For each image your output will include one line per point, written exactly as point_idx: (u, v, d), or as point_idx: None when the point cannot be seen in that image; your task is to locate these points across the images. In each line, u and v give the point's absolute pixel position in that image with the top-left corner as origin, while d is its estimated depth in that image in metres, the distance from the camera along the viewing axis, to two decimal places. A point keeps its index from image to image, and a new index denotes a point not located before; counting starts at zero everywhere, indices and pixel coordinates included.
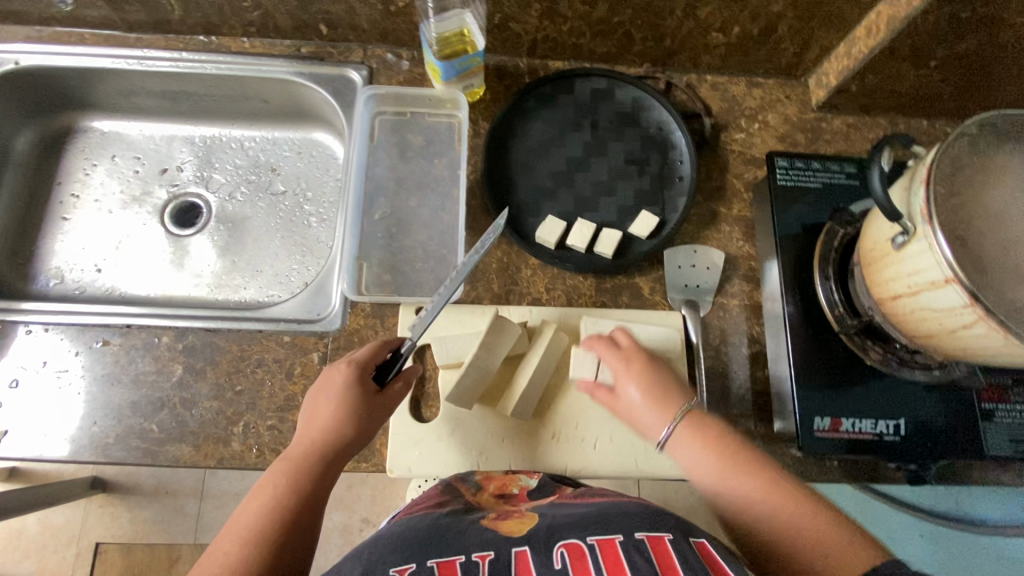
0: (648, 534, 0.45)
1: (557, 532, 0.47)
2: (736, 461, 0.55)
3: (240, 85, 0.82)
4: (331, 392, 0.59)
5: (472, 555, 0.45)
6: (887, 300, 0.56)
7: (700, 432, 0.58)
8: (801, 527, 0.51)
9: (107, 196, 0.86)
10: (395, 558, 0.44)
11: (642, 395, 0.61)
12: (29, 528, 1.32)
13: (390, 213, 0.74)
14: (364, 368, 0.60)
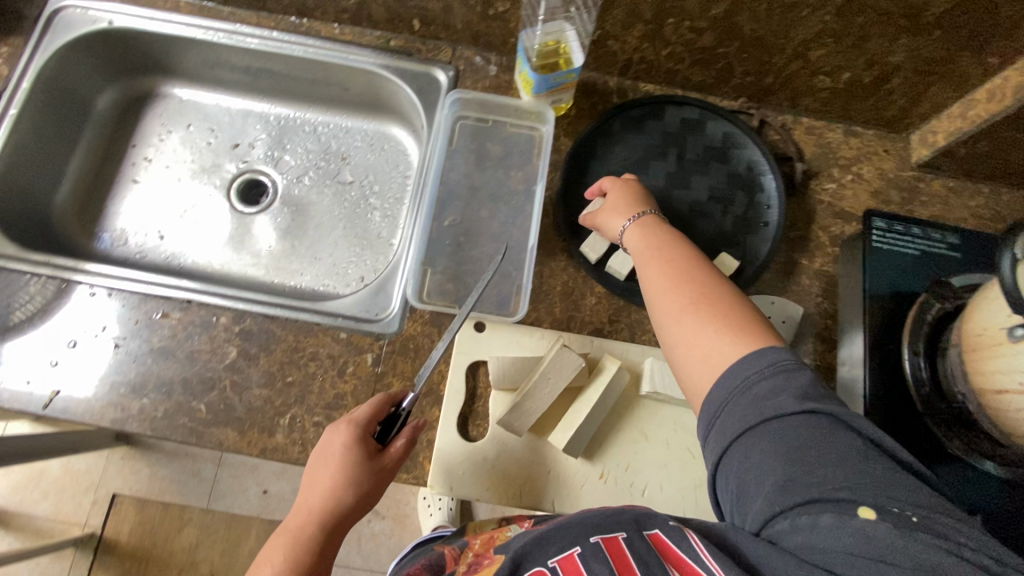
0: (603, 537, 0.45)
1: (520, 561, 0.47)
2: (691, 271, 0.56)
3: (323, 70, 0.81)
4: (328, 458, 0.57)
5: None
6: (988, 392, 0.52)
7: (663, 248, 0.59)
8: (728, 311, 0.52)
9: (178, 163, 0.86)
10: None
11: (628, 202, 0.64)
12: (51, 469, 1.35)
13: (460, 221, 0.72)
14: (366, 429, 0.58)
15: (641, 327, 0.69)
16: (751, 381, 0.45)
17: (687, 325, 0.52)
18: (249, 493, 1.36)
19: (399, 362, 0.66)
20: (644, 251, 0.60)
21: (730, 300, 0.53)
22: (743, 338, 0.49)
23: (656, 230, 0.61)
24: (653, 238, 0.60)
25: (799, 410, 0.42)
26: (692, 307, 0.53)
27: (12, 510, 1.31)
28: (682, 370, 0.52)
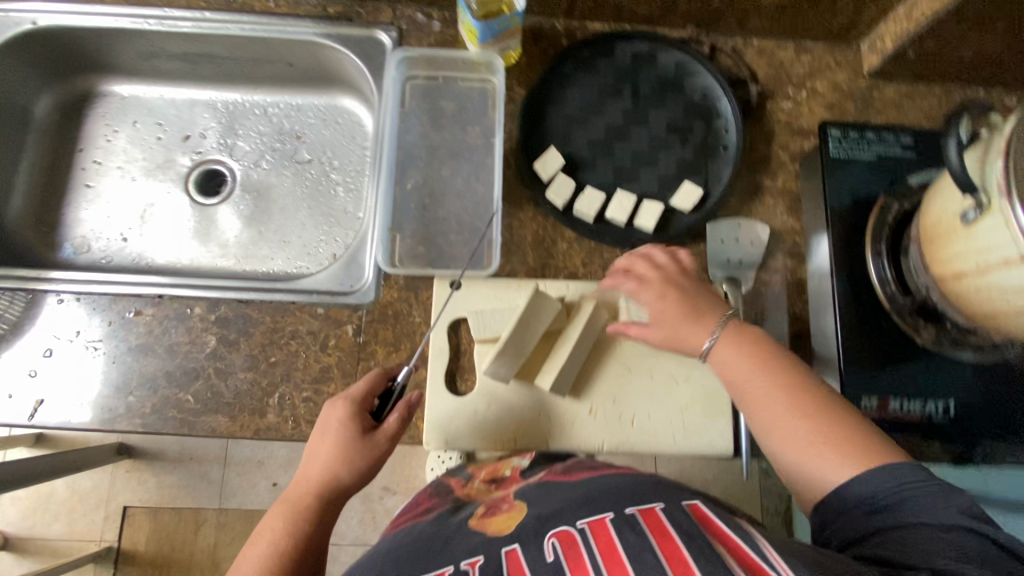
0: (639, 509, 0.45)
1: (547, 522, 0.47)
2: (805, 395, 0.52)
3: (263, 47, 0.79)
4: (327, 430, 0.58)
5: (461, 564, 0.44)
6: (948, 279, 0.54)
7: (748, 344, 0.56)
8: (839, 434, 0.49)
9: (130, 163, 0.84)
10: None
11: (686, 322, 0.58)
12: (58, 491, 1.35)
13: (423, 182, 0.71)
14: (363, 402, 0.59)
15: None
16: (876, 507, 0.45)
17: (806, 462, 0.49)
18: (259, 488, 1.37)
19: (380, 329, 0.66)
20: (727, 358, 0.56)
21: (836, 398, 0.52)
22: (858, 459, 0.47)
23: (733, 328, 0.57)
24: (730, 339, 0.57)
25: (953, 524, 0.41)
26: (796, 411, 0.51)
27: (26, 536, 1.32)
28: (797, 478, 0.50)
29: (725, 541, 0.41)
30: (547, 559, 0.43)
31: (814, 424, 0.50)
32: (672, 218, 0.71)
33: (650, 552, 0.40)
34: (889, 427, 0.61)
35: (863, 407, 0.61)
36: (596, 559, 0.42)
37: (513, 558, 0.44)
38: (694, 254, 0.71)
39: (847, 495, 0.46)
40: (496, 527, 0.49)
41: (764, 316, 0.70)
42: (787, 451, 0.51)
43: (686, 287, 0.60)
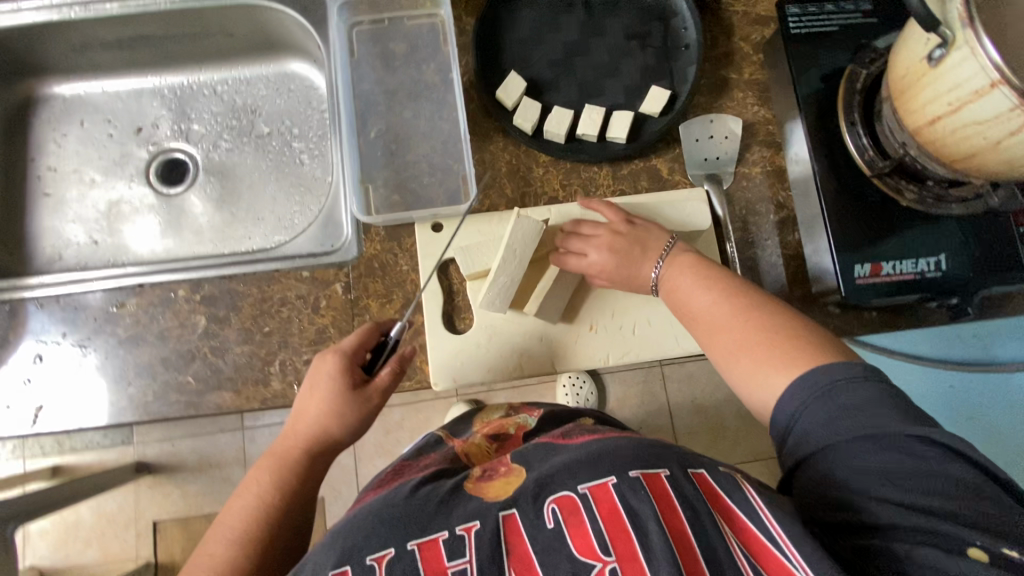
0: (643, 472, 0.45)
1: (546, 485, 0.46)
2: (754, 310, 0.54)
3: (198, 18, 0.75)
4: (316, 385, 0.57)
5: (456, 529, 0.44)
6: (922, 128, 0.53)
7: (692, 267, 0.60)
8: (790, 341, 0.50)
9: (86, 164, 0.81)
10: (372, 544, 0.43)
11: (631, 245, 0.62)
12: (85, 518, 1.35)
13: (387, 129, 0.69)
14: (353, 356, 0.58)
15: (594, 183, 0.70)
16: (837, 391, 0.44)
17: (766, 367, 0.50)
18: None
19: (369, 283, 0.65)
20: (681, 287, 0.59)
21: (779, 306, 0.55)
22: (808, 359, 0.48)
23: (676, 253, 0.61)
24: (676, 265, 0.60)
25: (919, 435, 0.41)
26: (739, 317, 0.54)
27: (62, 567, 1.33)
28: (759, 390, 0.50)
29: (728, 519, 0.43)
30: (546, 526, 0.43)
31: (756, 325, 0.52)
32: (644, 126, 0.70)
33: (655, 525, 0.41)
34: (884, 290, 0.61)
35: (857, 275, 0.61)
36: (597, 524, 0.42)
37: (511, 523, 0.44)
38: (671, 158, 0.70)
39: (799, 384, 0.46)
40: (493, 491, 0.48)
41: (750, 209, 0.70)
42: (735, 352, 0.52)
43: (628, 237, 0.62)
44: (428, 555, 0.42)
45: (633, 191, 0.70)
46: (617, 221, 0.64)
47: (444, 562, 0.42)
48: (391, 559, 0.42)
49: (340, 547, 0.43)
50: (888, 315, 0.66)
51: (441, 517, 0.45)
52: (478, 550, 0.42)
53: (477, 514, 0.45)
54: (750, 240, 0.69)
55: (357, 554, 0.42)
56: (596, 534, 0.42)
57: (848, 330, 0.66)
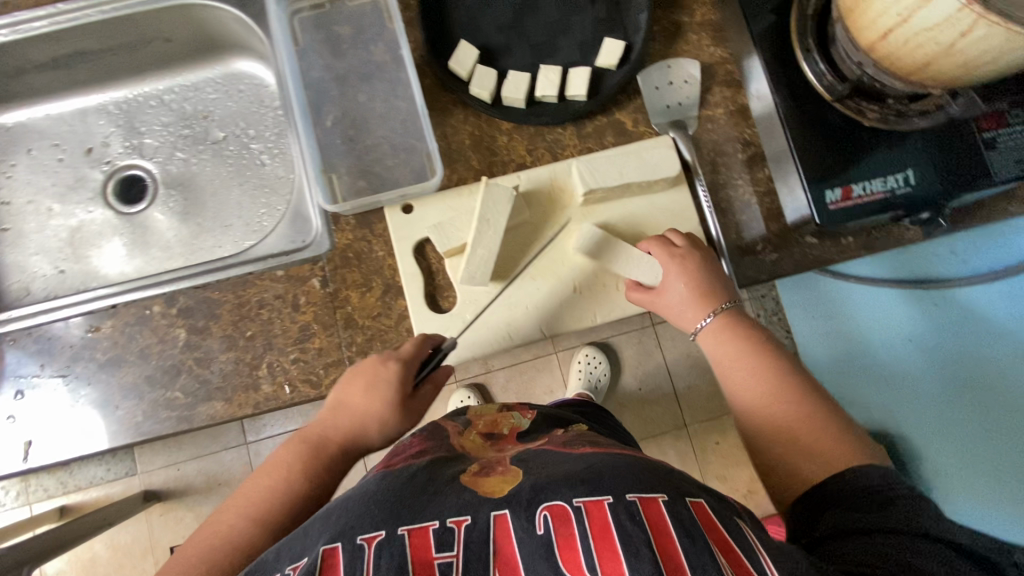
0: (640, 496, 0.43)
1: (541, 490, 0.44)
2: (793, 386, 0.55)
3: (131, 26, 0.72)
4: (376, 389, 0.56)
5: (446, 521, 0.43)
6: (876, 43, 0.53)
7: (741, 332, 0.59)
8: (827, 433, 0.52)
9: (39, 193, 0.79)
10: (364, 525, 0.43)
11: (690, 293, 0.60)
12: (101, 553, 1.34)
13: (343, 115, 0.68)
14: (411, 370, 0.58)
15: (560, 144, 0.69)
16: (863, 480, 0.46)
17: (799, 450, 0.52)
18: None
19: (347, 274, 0.64)
20: (720, 345, 0.59)
21: (817, 393, 0.56)
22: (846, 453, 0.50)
23: (731, 315, 0.60)
24: (727, 325, 0.60)
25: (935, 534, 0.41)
26: (785, 397, 0.55)
27: None
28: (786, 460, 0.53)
29: (727, 554, 0.40)
30: (536, 532, 0.42)
31: (799, 408, 0.54)
32: (603, 80, 0.69)
33: (647, 548, 0.39)
34: (856, 212, 0.62)
35: (828, 201, 0.61)
36: (587, 540, 0.41)
37: (501, 525, 0.42)
38: (634, 110, 0.70)
39: (829, 490, 0.48)
40: (488, 486, 0.46)
41: (719, 151, 0.69)
42: (767, 432, 0.54)
43: (683, 262, 0.61)
44: (417, 543, 0.41)
45: (600, 147, 0.69)
46: (683, 254, 0.62)
47: (432, 552, 0.41)
48: (381, 541, 0.41)
49: (333, 526, 0.43)
50: (865, 239, 0.67)
51: (433, 507, 0.44)
52: (466, 545, 0.41)
53: (467, 508, 0.44)
54: (722, 182, 0.69)
55: (349, 533, 0.42)
56: (584, 552, 0.40)
57: (827, 258, 0.67)
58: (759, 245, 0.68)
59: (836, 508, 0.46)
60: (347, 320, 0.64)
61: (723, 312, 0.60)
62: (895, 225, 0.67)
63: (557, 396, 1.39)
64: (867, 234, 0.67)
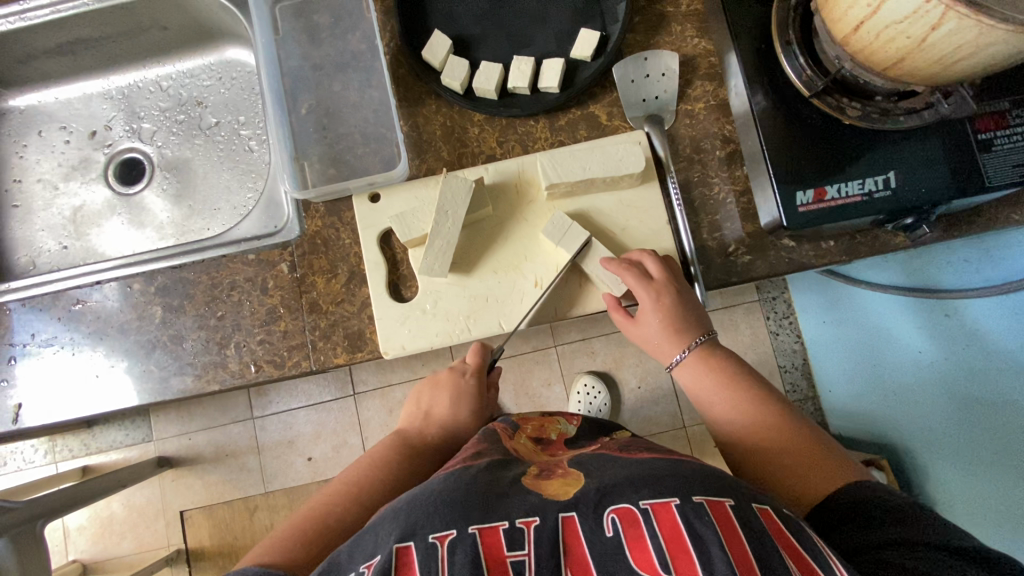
0: (706, 498, 0.45)
1: (607, 494, 0.47)
2: (767, 415, 0.58)
3: (128, 15, 0.76)
4: (461, 401, 0.68)
5: (516, 521, 0.45)
6: (849, 36, 0.50)
7: (718, 364, 0.62)
8: (799, 458, 0.55)
9: (47, 173, 0.83)
10: (435, 524, 0.45)
11: (663, 328, 0.62)
12: (118, 513, 1.42)
13: (317, 103, 0.69)
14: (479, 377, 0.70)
15: (532, 137, 0.68)
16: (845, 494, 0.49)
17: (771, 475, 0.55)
18: (296, 465, 1.41)
19: (314, 260, 0.66)
20: (696, 379, 0.62)
21: (792, 420, 0.58)
22: (816, 476, 0.53)
23: (705, 347, 0.62)
24: (703, 359, 0.62)
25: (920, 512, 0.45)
26: (759, 426, 0.58)
27: (101, 559, 1.40)
28: (762, 479, 0.56)
29: (795, 556, 0.42)
30: (605, 533, 0.44)
31: (772, 437, 0.57)
32: (577, 72, 0.68)
33: (718, 549, 0.41)
34: (830, 216, 0.58)
35: (799, 202, 0.58)
36: (658, 540, 0.43)
37: (570, 525, 0.45)
38: (609, 103, 0.68)
39: (831, 506, 0.50)
40: (552, 489, 0.49)
41: (697, 146, 0.67)
42: (747, 460, 0.58)
43: (663, 294, 0.61)
44: (489, 541, 0.44)
45: (572, 141, 0.68)
46: (656, 284, 0.61)
47: (504, 551, 0.44)
48: (453, 540, 0.44)
49: (402, 524, 0.45)
50: (847, 244, 0.64)
51: (501, 508, 0.47)
52: (538, 545, 0.44)
53: (536, 510, 0.46)
54: (696, 179, 0.67)
55: (420, 531, 0.45)
56: (656, 550, 0.42)
57: (803, 261, 0.65)
58: (733, 246, 0.65)
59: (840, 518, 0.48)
60: (311, 306, 0.65)
61: (698, 347, 0.62)
62: (884, 231, 0.64)
63: (554, 389, 1.38)
64: (848, 239, 0.64)
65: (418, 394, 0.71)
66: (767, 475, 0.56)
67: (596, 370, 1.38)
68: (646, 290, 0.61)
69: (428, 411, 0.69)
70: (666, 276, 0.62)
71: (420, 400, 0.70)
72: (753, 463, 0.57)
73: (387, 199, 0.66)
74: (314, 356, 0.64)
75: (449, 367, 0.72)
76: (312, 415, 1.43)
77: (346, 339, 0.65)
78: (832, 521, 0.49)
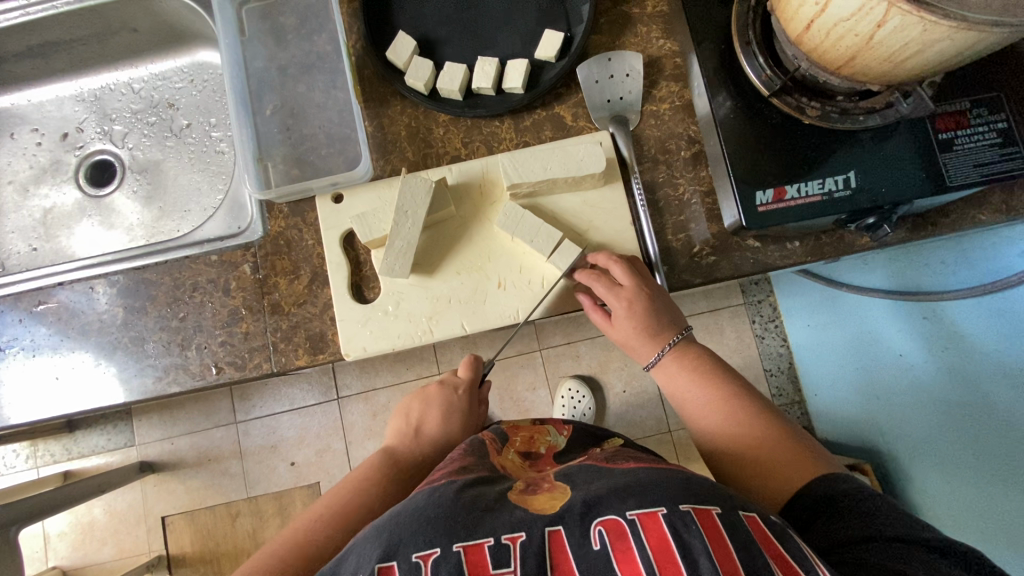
0: (694, 507, 0.44)
1: (594, 506, 0.45)
2: (741, 411, 0.58)
3: (97, 17, 0.76)
4: (451, 415, 0.69)
5: (501, 538, 0.44)
6: (802, 34, 0.50)
7: (693, 361, 0.62)
8: (772, 453, 0.54)
9: (19, 175, 0.83)
10: (418, 542, 0.44)
11: (638, 332, 0.61)
12: (99, 518, 1.41)
13: (282, 104, 0.69)
14: (470, 387, 0.72)
15: (497, 138, 0.68)
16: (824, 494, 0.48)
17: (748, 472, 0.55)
18: (280, 470, 1.40)
19: (277, 261, 0.66)
20: (674, 377, 0.62)
21: (766, 414, 0.58)
22: (790, 471, 0.52)
23: (681, 345, 0.62)
24: (679, 358, 0.62)
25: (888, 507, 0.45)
26: (736, 420, 0.58)
27: (81, 565, 1.39)
28: (741, 477, 0.56)
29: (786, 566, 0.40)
30: (592, 547, 0.43)
31: (748, 433, 0.57)
32: (541, 73, 0.68)
33: (706, 559, 0.40)
34: (791, 215, 0.58)
35: (759, 202, 0.58)
36: (646, 552, 0.41)
37: (556, 539, 0.44)
38: (574, 104, 0.68)
39: (806, 499, 0.49)
40: (538, 504, 0.48)
41: (662, 147, 0.67)
42: (725, 457, 0.57)
43: (637, 299, 0.60)
44: (474, 559, 0.43)
45: (538, 141, 0.68)
46: (625, 291, 0.60)
47: (489, 568, 0.42)
48: (437, 558, 0.43)
49: (385, 543, 0.44)
50: (813, 245, 0.64)
51: (486, 523, 0.45)
52: (524, 560, 0.42)
53: (521, 525, 0.45)
54: (662, 180, 0.66)
55: (403, 550, 0.43)
56: (644, 561, 0.41)
57: (768, 261, 0.64)
58: (699, 247, 0.65)
59: (820, 519, 0.47)
60: (273, 307, 0.65)
61: (674, 346, 0.62)
62: (849, 232, 0.64)
63: (538, 393, 1.38)
64: (814, 239, 0.64)
65: (407, 406, 0.70)
66: (744, 474, 0.55)
67: (581, 374, 1.37)
68: (617, 299, 0.60)
69: (418, 426, 0.68)
70: (635, 283, 0.60)
71: (409, 415, 0.69)
72: (731, 462, 0.57)
73: (350, 200, 0.66)
74: (275, 358, 0.64)
75: (438, 381, 0.73)
76: (295, 419, 1.42)
77: (307, 341, 0.64)
78: (812, 518, 0.48)
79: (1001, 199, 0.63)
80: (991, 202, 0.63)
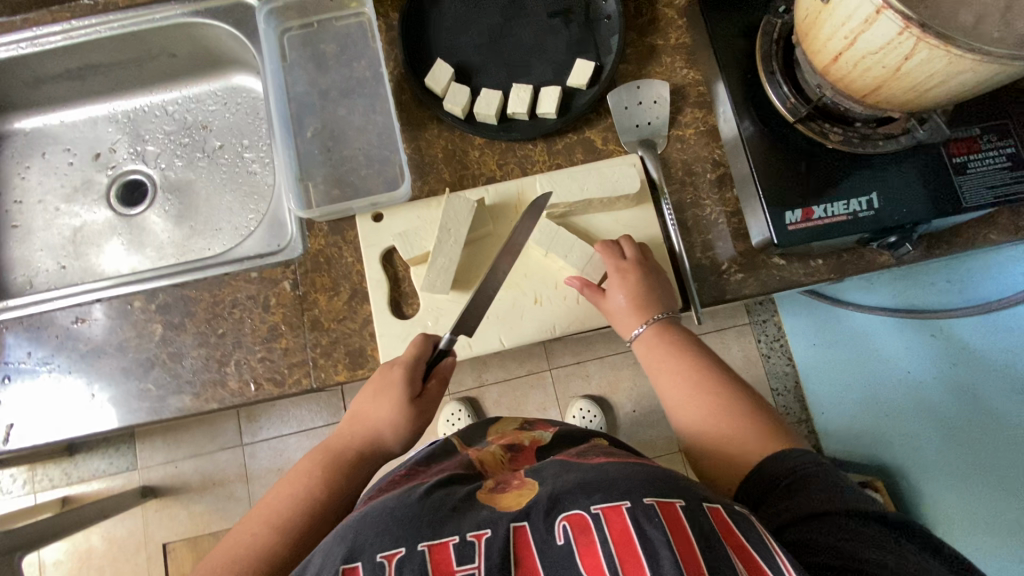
0: (657, 500, 0.43)
1: (560, 500, 0.44)
2: (711, 388, 0.56)
3: (138, 43, 0.78)
4: (380, 397, 0.59)
5: (466, 536, 0.43)
6: (829, 65, 0.54)
7: (671, 339, 0.60)
8: (738, 431, 0.52)
9: (50, 193, 0.84)
10: (383, 542, 0.42)
11: (629, 300, 0.61)
12: (97, 546, 1.36)
13: (322, 127, 0.71)
14: (409, 369, 0.59)
15: (530, 160, 0.71)
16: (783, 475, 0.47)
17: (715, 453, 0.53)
18: None
19: (316, 278, 0.67)
20: (650, 353, 0.60)
21: (737, 391, 0.56)
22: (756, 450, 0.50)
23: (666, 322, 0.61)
24: (659, 333, 0.60)
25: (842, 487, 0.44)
26: (704, 398, 0.55)
27: None
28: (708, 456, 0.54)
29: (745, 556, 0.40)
30: (557, 542, 0.41)
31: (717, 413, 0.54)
32: (573, 100, 0.71)
33: (667, 551, 0.39)
34: (818, 234, 0.61)
35: (788, 221, 0.61)
36: (608, 546, 0.40)
37: (521, 535, 0.42)
38: (603, 129, 0.71)
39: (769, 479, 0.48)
40: (505, 501, 0.47)
41: (688, 169, 0.70)
42: (694, 437, 0.55)
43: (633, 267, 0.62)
44: (438, 558, 0.41)
45: (569, 163, 0.71)
46: (626, 265, 0.62)
47: (453, 565, 0.41)
48: (401, 557, 0.41)
49: (351, 542, 0.42)
50: (836, 263, 0.67)
51: (452, 523, 0.44)
52: (488, 557, 0.41)
53: (488, 522, 0.44)
54: (688, 201, 0.69)
55: (367, 551, 0.42)
56: (607, 557, 0.40)
57: (792, 278, 0.67)
58: (726, 264, 0.67)
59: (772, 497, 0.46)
60: (312, 323, 0.66)
61: (661, 321, 0.60)
62: (868, 249, 0.67)
63: (549, 413, 1.38)
64: (835, 256, 0.67)
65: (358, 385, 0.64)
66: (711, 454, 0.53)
67: (591, 394, 1.38)
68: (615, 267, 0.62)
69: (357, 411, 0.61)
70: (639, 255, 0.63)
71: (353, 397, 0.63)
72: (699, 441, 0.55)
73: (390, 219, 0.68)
74: (314, 374, 0.64)
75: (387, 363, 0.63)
76: (304, 441, 1.40)
77: (347, 356, 0.65)
78: (764, 497, 0.47)
79: (1008, 220, 0.67)
80: (998, 222, 0.66)
